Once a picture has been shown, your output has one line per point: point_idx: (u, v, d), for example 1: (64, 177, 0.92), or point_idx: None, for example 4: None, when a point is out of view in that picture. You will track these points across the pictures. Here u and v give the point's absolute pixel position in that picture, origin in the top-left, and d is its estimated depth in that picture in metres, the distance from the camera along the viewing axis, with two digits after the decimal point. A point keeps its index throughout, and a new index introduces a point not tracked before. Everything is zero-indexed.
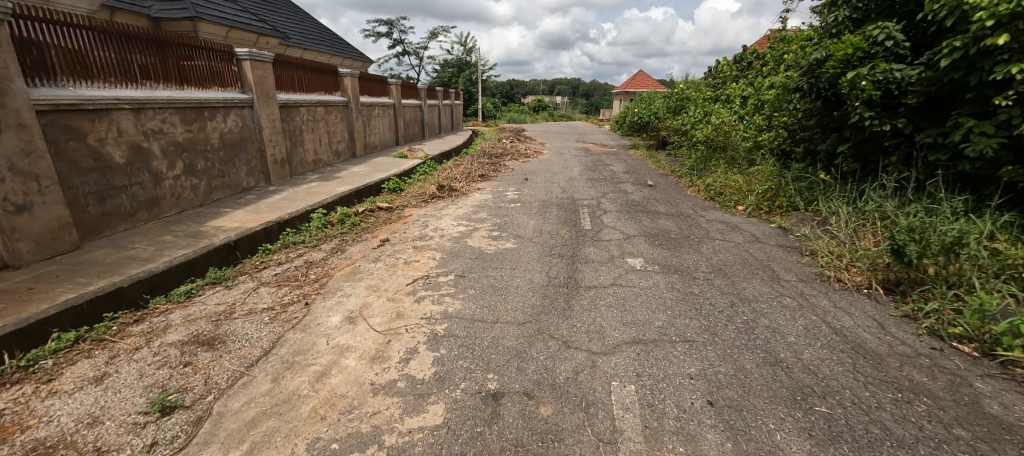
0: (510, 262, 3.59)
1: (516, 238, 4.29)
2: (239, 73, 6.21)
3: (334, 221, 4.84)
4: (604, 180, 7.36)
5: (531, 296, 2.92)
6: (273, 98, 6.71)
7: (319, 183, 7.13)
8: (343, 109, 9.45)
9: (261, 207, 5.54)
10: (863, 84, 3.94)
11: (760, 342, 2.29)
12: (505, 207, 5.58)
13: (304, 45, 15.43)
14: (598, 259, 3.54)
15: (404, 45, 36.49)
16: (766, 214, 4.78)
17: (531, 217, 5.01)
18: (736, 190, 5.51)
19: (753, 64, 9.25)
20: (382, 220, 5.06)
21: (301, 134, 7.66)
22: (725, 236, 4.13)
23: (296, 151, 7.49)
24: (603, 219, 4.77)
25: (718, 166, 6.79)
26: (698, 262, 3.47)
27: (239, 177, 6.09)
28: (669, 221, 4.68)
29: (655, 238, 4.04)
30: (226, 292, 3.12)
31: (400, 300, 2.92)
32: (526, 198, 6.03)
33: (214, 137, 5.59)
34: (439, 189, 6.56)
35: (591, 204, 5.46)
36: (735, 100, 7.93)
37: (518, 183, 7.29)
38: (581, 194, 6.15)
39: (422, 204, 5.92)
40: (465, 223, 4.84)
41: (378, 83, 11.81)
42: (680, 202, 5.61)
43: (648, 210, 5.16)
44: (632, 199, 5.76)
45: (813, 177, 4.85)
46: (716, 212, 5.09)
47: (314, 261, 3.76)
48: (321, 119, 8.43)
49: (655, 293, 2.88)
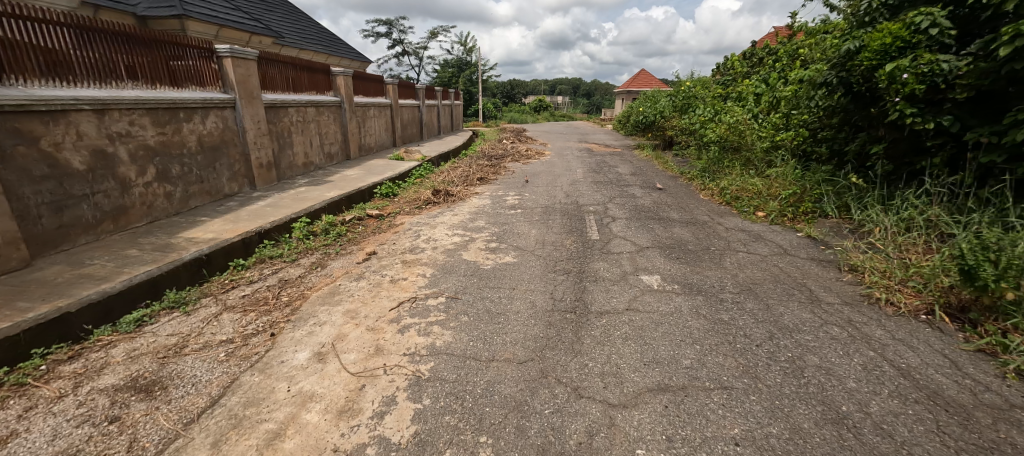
0: (509, 280, 3.17)
1: (516, 250, 3.88)
2: (221, 70, 5.82)
3: (318, 231, 4.43)
4: (610, 183, 6.94)
5: (533, 324, 2.50)
6: (258, 97, 6.31)
7: (308, 188, 6.73)
8: (336, 109, 9.06)
9: (241, 215, 5.13)
10: (905, 77, 3.53)
11: (813, 389, 1.87)
12: (504, 214, 5.16)
13: (299, 45, 15.05)
14: (609, 277, 3.12)
15: (404, 45, 36.14)
16: (791, 222, 4.37)
17: (533, 226, 4.60)
18: (754, 195, 5.09)
19: (765, 59, 8.80)
20: (371, 229, 4.65)
21: (289, 136, 7.27)
22: (748, 248, 3.71)
23: (284, 155, 7.10)
24: (612, 228, 4.35)
25: (732, 168, 6.36)
26: (723, 280, 3.05)
27: (220, 183, 5.70)
28: (684, 230, 4.26)
29: (671, 251, 3.62)
30: (183, 320, 2.71)
31: (381, 330, 2.51)
32: (527, 203, 5.62)
33: (191, 140, 5.19)
34: (435, 195, 6.15)
35: (597, 211, 5.05)
36: (748, 97, 7.49)
37: (519, 187, 6.88)
38: (586, 198, 5.73)
39: (415, 211, 5.50)
40: (460, 233, 4.43)
41: (374, 83, 11.42)
42: (694, 207, 5.20)
43: (659, 217, 4.74)
44: (641, 205, 5.33)
45: (842, 180, 4.43)
46: (734, 218, 4.67)
47: (290, 279, 3.35)
48: (312, 120, 8.04)
49: (679, 321, 2.47)
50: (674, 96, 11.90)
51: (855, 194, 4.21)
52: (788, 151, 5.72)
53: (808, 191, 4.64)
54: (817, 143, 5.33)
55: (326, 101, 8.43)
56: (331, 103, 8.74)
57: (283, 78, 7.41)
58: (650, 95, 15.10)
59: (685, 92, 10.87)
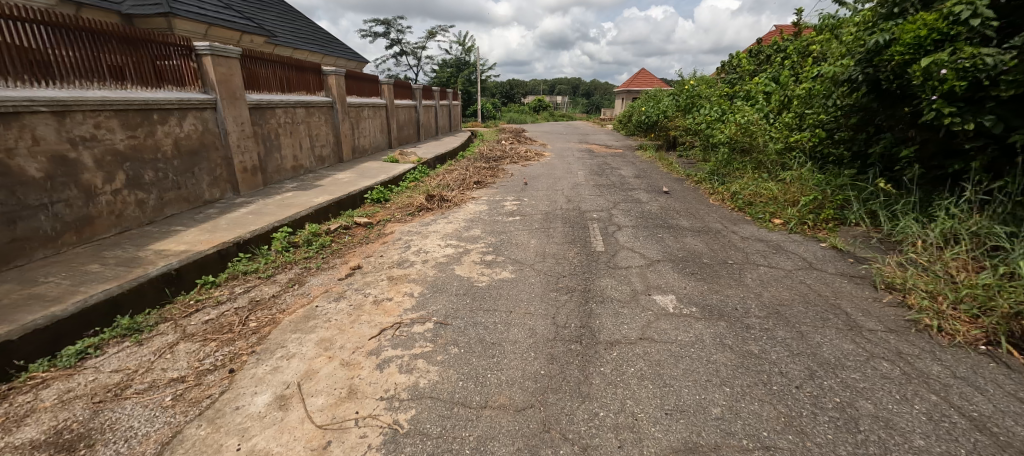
0: (506, 301, 2.83)
1: (515, 264, 3.53)
2: (201, 69, 5.48)
3: (300, 242, 4.09)
4: (613, 187, 6.60)
5: (533, 358, 2.16)
6: (242, 98, 5.97)
7: (296, 193, 6.39)
8: (328, 110, 8.72)
9: (220, 224, 4.79)
10: (944, 73, 3.20)
11: (875, 451, 1.54)
12: (502, 222, 4.82)
13: (292, 45, 14.71)
14: (618, 297, 2.79)
15: (402, 45, 35.83)
16: (812, 230, 4.03)
17: (532, 236, 4.26)
18: (769, 200, 4.76)
19: (774, 57, 8.47)
20: (358, 239, 4.31)
21: (276, 138, 6.93)
22: (768, 261, 3.38)
23: (271, 158, 6.75)
24: (618, 238, 4.01)
25: (742, 171, 6.02)
26: (747, 301, 2.71)
27: (200, 189, 5.36)
28: (696, 240, 3.92)
29: (684, 266, 3.29)
30: (132, 353, 2.37)
31: (357, 366, 2.16)
32: (526, 210, 5.27)
33: (166, 144, 4.85)
34: (428, 200, 5.80)
35: (601, 218, 4.72)
36: (757, 95, 7.16)
37: (518, 191, 6.54)
38: (589, 204, 5.40)
39: (407, 218, 5.16)
40: (454, 243, 4.09)
41: (368, 83, 11.08)
42: (704, 213, 4.86)
43: (669, 225, 4.40)
44: (648, 211, 4.99)
45: (866, 185, 4.13)
46: (749, 226, 4.34)
47: (262, 299, 3.01)
48: (302, 122, 7.70)
49: (702, 354, 2.13)
50: (677, 95, 11.56)
51: (883, 201, 3.87)
52: (804, 153, 5.39)
53: (830, 196, 4.31)
54: (836, 144, 5.00)
55: (317, 101, 8.09)
56: (322, 104, 8.40)
57: (271, 77, 7.07)
58: (652, 94, 14.75)
59: (688, 91, 10.52)
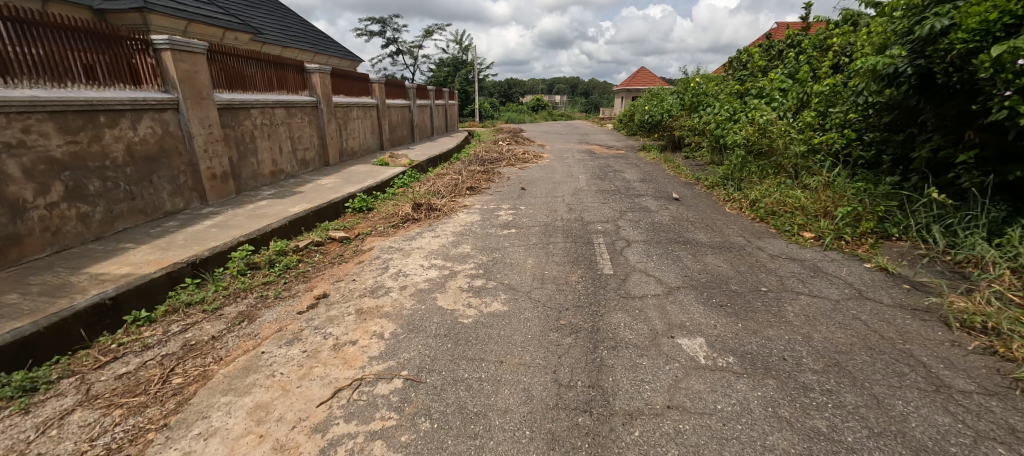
0: (496, 347, 2.28)
1: (509, 291, 2.99)
2: (160, 65, 4.92)
3: (261, 263, 3.54)
4: (618, 193, 6.08)
5: (528, 440, 1.63)
6: (209, 97, 5.42)
7: (271, 202, 5.84)
8: (312, 111, 8.16)
9: (176, 240, 4.24)
10: (1021, 64, 2.67)
11: None
12: (495, 235, 4.29)
13: (281, 42, 14.14)
14: (634, 341, 2.26)
15: (398, 44, 35.34)
16: (850, 247, 3.52)
17: (530, 254, 3.71)
18: (796, 211, 4.22)
19: (788, 51, 7.93)
20: (330, 258, 3.77)
21: (251, 141, 6.37)
22: (810, 288, 2.84)
23: (245, 163, 6.20)
24: (628, 257, 3.48)
25: (758, 176, 5.50)
26: (795, 347, 2.17)
27: (159, 200, 4.81)
28: (718, 259, 3.39)
29: (709, 295, 2.75)
30: (9, 428, 1.84)
31: (293, 453, 1.62)
32: (523, 221, 4.74)
33: (116, 150, 4.30)
34: (415, 210, 5.25)
35: (607, 231, 4.19)
36: (773, 92, 6.63)
37: (514, 198, 6.00)
38: (592, 214, 4.87)
39: (389, 231, 4.61)
40: (439, 264, 3.55)
41: (357, 81, 10.52)
42: (722, 224, 4.34)
43: (685, 239, 3.88)
44: (659, 222, 4.46)
45: (912, 194, 3.64)
46: (775, 241, 3.81)
47: (198, 342, 2.47)
48: (282, 123, 7.15)
49: (755, 435, 1.60)
50: (682, 93, 11.00)
51: (934, 213, 3.38)
52: (828, 157, 4.88)
53: (868, 206, 3.79)
54: (868, 147, 4.53)
55: (299, 101, 7.54)
56: (305, 104, 7.85)
57: (244, 76, 6.52)
58: (655, 92, 14.14)
59: (694, 89, 9.97)
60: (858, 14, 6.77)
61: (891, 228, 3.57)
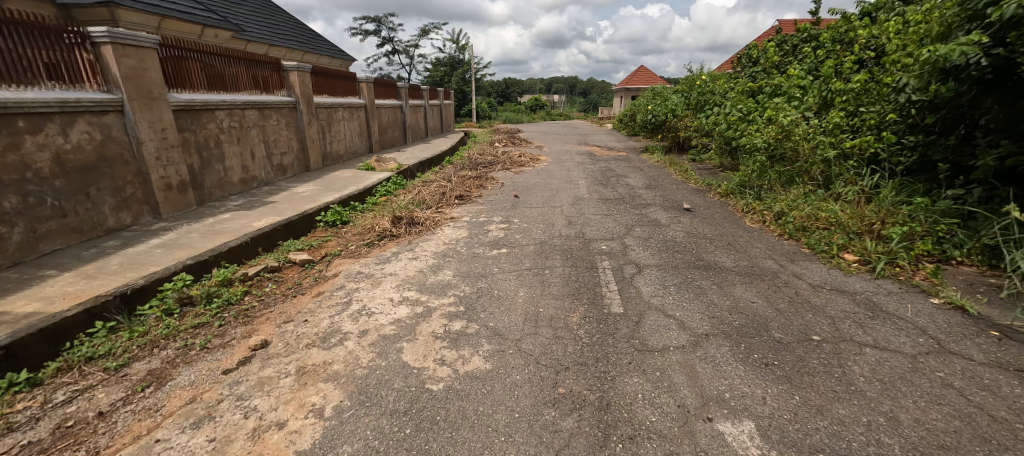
0: (470, 435, 1.68)
1: (494, 339, 2.38)
2: (101, 61, 4.31)
3: (198, 298, 2.93)
4: (622, 202, 5.47)
5: None
6: (162, 97, 4.82)
7: (236, 215, 5.22)
8: (290, 112, 7.54)
9: (110, 264, 3.63)
10: None
11: None
12: (483, 257, 3.68)
13: (267, 40, 13.52)
14: (658, 428, 1.66)
15: (393, 44, 34.78)
16: (906, 275, 2.92)
17: (523, 282, 3.12)
18: (832, 227, 3.65)
19: (802, 47, 7.35)
20: (284, 290, 3.16)
21: (216, 146, 5.75)
22: (874, 338, 2.25)
23: (207, 170, 5.58)
24: (640, 289, 2.87)
25: (780, 182, 4.92)
26: (881, 439, 1.58)
27: (99, 215, 4.20)
28: (751, 291, 2.79)
29: (749, 349, 2.15)
30: None
31: None
32: (516, 238, 4.13)
33: (40, 159, 3.70)
34: (394, 224, 4.63)
35: (612, 252, 3.60)
36: (790, 90, 6.03)
37: (506, 208, 5.39)
38: (595, 229, 4.27)
39: (361, 251, 4.00)
40: (412, 297, 2.95)
41: (342, 80, 9.89)
42: (746, 243, 3.75)
43: (707, 263, 3.28)
44: (674, 240, 3.86)
45: (976, 210, 3.09)
46: (814, 265, 3.22)
47: (77, 424, 1.86)
48: (253, 125, 6.53)
49: None
50: (687, 92, 10.37)
51: (1010, 235, 2.82)
52: (860, 162, 4.32)
53: (924, 224, 3.22)
54: (909, 151, 3.97)
55: (274, 102, 6.92)
56: (281, 105, 7.22)
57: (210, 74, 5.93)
58: (659, 90, 13.50)
59: (700, 88, 9.34)
60: (884, 4, 6.17)
61: (952, 251, 3.01)
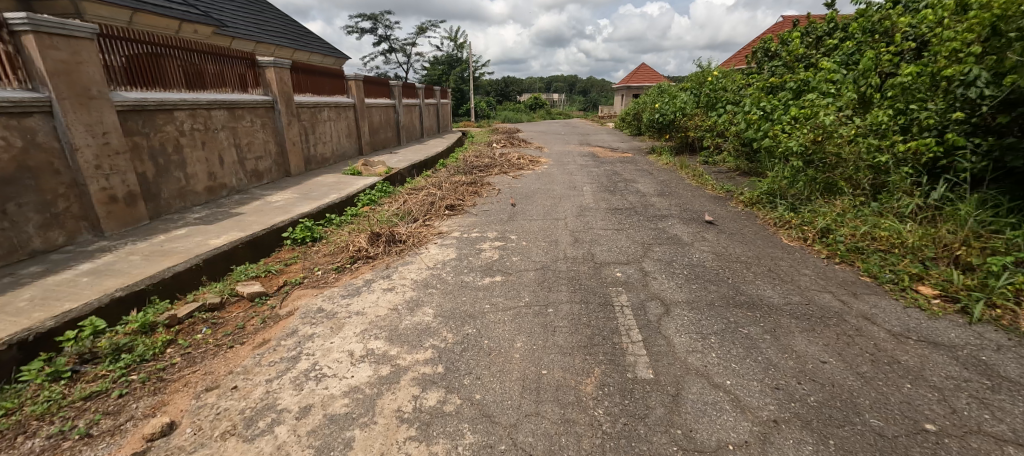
0: None
1: (480, 424, 1.72)
2: (24, 54, 3.66)
3: (102, 352, 2.28)
4: (634, 213, 4.82)
5: None
6: (103, 96, 4.17)
7: (193, 230, 4.55)
8: (266, 113, 6.87)
9: (19, 297, 2.99)
10: None
11: None
12: (472, 288, 3.02)
13: (254, 37, 12.86)
14: None
15: (390, 42, 34.14)
16: (1011, 319, 2.29)
17: (522, 328, 2.46)
18: (897, 252, 3.02)
19: (829, 38, 6.69)
20: (219, 337, 2.51)
21: (176, 151, 5.09)
22: (1013, 428, 1.60)
23: (164, 179, 4.93)
24: (673, 340, 2.22)
25: (817, 191, 4.25)
26: None
27: (20, 236, 3.55)
28: (819, 346, 2.14)
29: (843, 450, 1.50)
30: None
31: None
32: (512, 261, 3.48)
33: None
34: (371, 243, 3.98)
35: (630, 282, 2.95)
36: (820, 85, 5.38)
37: (503, 221, 4.75)
38: (606, 249, 3.62)
39: (328, 278, 3.35)
40: (378, 350, 2.29)
41: (328, 78, 9.21)
42: (792, 269, 3.10)
43: (751, 300, 2.62)
44: (703, 264, 3.21)
45: None
46: (885, 303, 2.57)
47: None
48: (222, 128, 5.87)
49: None
50: (697, 88, 9.65)
51: None
52: (917, 168, 3.68)
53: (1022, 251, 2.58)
54: (982, 157, 3.33)
55: (246, 101, 6.27)
56: (255, 105, 6.56)
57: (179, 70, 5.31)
58: (665, 88, 12.82)
59: (712, 84, 8.64)
60: None
61: None
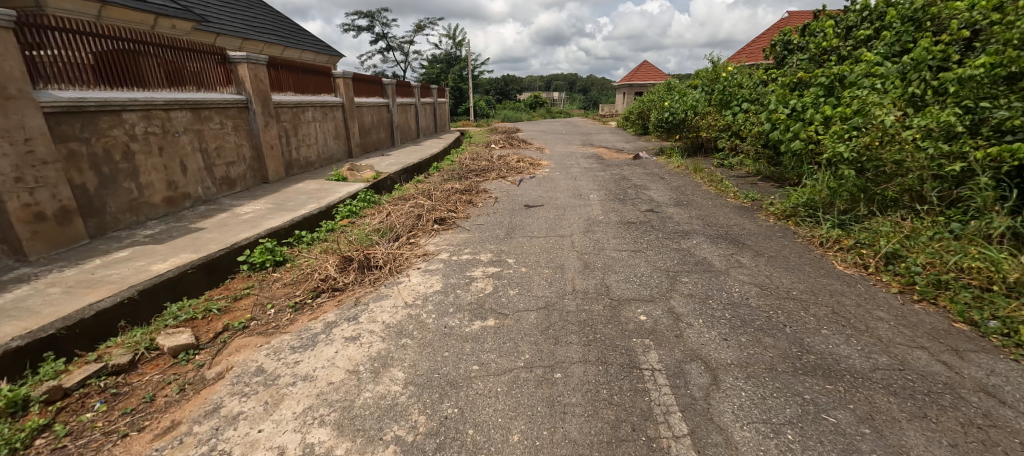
0: None
1: None
2: None
3: None
4: (650, 228, 4.18)
5: None
6: (25, 95, 3.52)
7: (140, 250, 3.92)
8: (239, 113, 6.22)
9: None
10: None
11: None
12: (456, 337, 2.39)
13: (240, 33, 12.22)
14: None
15: (388, 40, 33.49)
16: None
17: (521, 408, 1.80)
18: (998, 291, 2.38)
19: (862, 28, 6.01)
20: (112, 420, 1.86)
21: (124, 158, 4.44)
22: None
23: (109, 191, 4.29)
24: (733, 437, 1.57)
25: (870, 203, 3.61)
26: None
27: None
28: (946, 450, 1.49)
29: None
30: None
31: None
32: (509, 296, 2.83)
33: None
34: (341, 270, 3.32)
35: (659, 331, 2.31)
36: (861, 80, 4.70)
37: (499, 238, 4.11)
38: (622, 279, 2.98)
39: (280, 319, 2.70)
40: (322, 447, 1.64)
41: (313, 76, 8.54)
42: (859, 311, 2.46)
43: (825, 363, 1.98)
44: (748, 304, 2.56)
45: None
46: (1006, 368, 1.93)
47: None
48: (184, 130, 5.21)
49: None
50: (709, 86, 8.98)
51: None
52: (1001, 180, 3.03)
53: None
54: None
55: (213, 101, 5.61)
56: (225, 105, 5.91)
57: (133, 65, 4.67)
58: (672, 86, 12.15)
59: (726, 80, 7.96)
60: None
61: None
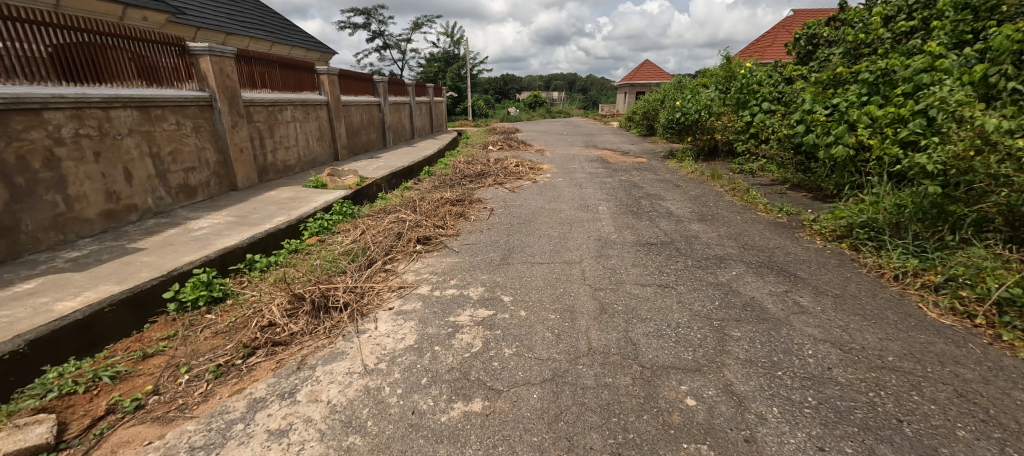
0: None
1: None
2: None
3: None
4: (675, 252, 3.48)
5: None
6: None
7: (55, 278, 3.21)
8: (200, 112, 5.49)
9: None
10: None
11: None
12: (424, 432, 1.67)
13: (223, 28, 11.50)
14: None
15: (386, 38, 32.79)
16: None
17: None
18: None
19: (904, 18, 5.31)
20: None
21: (46, 165, 3.72)
22: None
23: (25, 205, 3.56)
24: None
25: (957, 228, 2.90)
26: None
27: None
28: None
29: None
30: None
31: None
32: (503, 358, 2.12)
33: None
34: (289, 314, 2.60)
35: (717, 429, 1.59)
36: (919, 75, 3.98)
37: (493, 263, 3.40)
38: (652, 332, 2.27)
39: (191, 393, 1.99)
40: None
41: (292, 72, 7.80)
42: (991, 392, 1.76)
43: None
44: (835, 379, 1.84)
45: None
46: None
47: None
48: (128, 132, 4.48)
49: None
50: (724, 83, 8.26)
51: None
52: None
53: None
54: None
55: (165, 98, 4.87)
56: (182, 103, 5.17)
57: (61, 56, 3.91)
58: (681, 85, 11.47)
59: (745, 77, 7.26)
60: None
61: None
